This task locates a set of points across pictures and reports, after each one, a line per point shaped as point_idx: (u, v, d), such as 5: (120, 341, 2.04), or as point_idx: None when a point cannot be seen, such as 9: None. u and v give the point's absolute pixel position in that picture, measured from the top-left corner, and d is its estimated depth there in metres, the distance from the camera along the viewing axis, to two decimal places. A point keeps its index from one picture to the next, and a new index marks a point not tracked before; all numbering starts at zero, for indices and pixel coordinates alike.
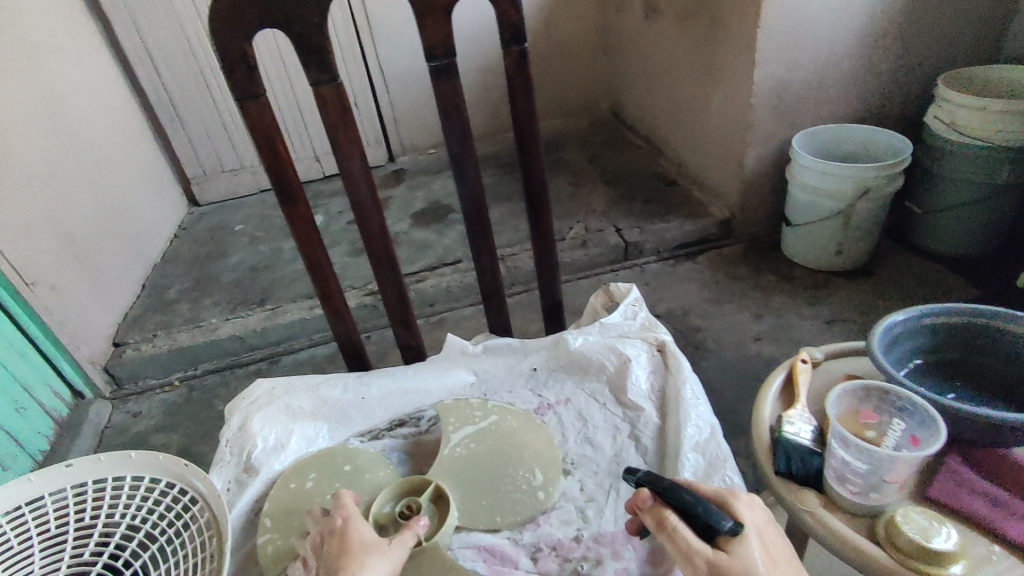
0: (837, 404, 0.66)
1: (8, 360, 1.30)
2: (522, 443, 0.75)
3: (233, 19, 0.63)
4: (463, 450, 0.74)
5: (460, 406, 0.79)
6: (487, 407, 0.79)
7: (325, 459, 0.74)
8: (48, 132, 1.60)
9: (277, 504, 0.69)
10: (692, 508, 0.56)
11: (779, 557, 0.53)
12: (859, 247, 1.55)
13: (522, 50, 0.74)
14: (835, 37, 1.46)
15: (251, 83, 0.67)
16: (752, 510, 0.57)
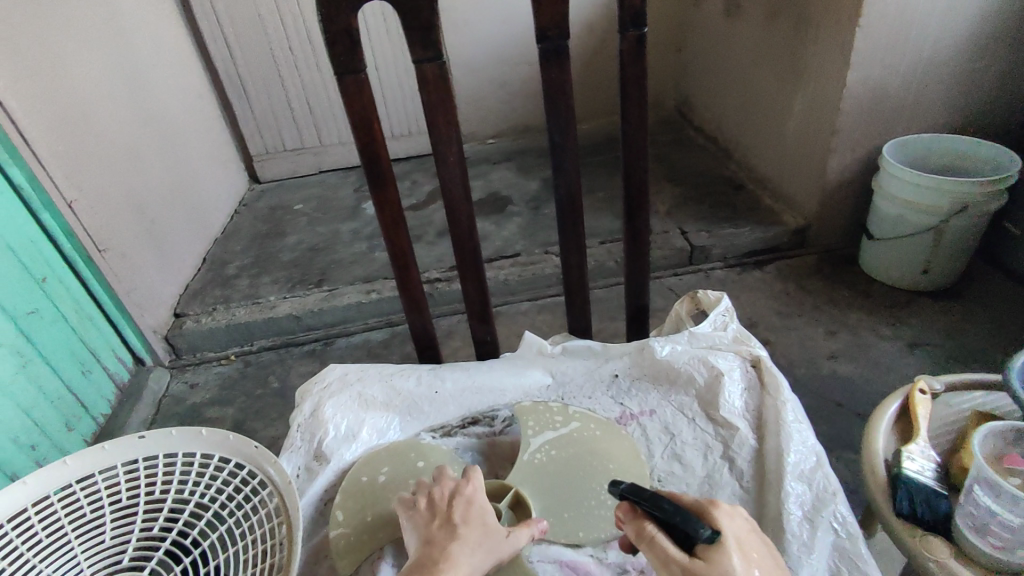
0: (979, 446, 0.60)
1: (78, 323, 1.34)
2: (609, 454, 0.71)
3: None
4: (543, 457, 0.71)
5: (539, 410, 0.76)
6: (569, 413, 0.76)
7: (398, 454, 0.73)
8: (126, 103, 1.63)
9: (351, 497, 0.69)
10: (669, 519, 0.51)
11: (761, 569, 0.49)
12: (951, 267, 1.44)
13: (639, 36, 0.70)
14: (942, 40, 1.36)
15: (352, 57, 0.64)
16: (731, 517, 0.53)
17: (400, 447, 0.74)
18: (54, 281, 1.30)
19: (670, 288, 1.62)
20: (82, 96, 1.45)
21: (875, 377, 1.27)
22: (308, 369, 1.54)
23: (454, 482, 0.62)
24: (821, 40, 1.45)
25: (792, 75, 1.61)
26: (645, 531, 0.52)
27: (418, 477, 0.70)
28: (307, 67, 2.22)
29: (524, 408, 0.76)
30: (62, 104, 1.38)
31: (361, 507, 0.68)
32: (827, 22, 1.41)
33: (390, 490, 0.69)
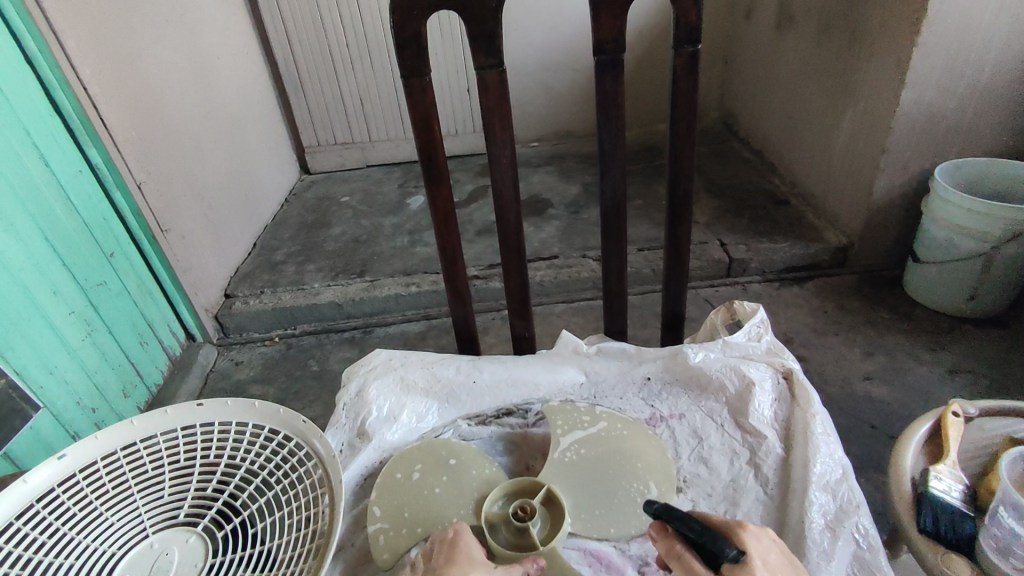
0: (1007, 470, 0.61)
1: (138, 298, 1.42)
2: (637, 454, 0.74)
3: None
4: (574, 455, 0.74)
5: (567, 410, 0.79)
6: (597, 413, 0.79)
7: (432, 445, 0.77)
8: (193, 93, 1.72)
9: (387, 492, 0.72)
10: (698, 540, 0.53)
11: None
12: (1000, 295, 1.41)
13: (693, 51, 0.72)
14: (1003, 63, 1.33)
15: (418, 62, 0.68)
16: (758, 538, 0.54)
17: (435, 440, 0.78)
18: (120, 256, 1.38)
19: (706, 299, 1.62)
20: (155, 85, 1.54)
21: (912, 402, 1.25)
22: (346, 355, 1.60)
23: (439, 535, 0.62)
24: (877, 58, 1.43)
25: (844, 92, 1.60)
26: (675, 549, 0.54)
27: (452, 469, 0.73)
28: (362, 64, 2.29)
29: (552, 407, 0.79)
30: (137, 94, 1.46)
31: (399, 496, 0.71)
32: (883, 41, 1.40)
33: (425, 480, 0.73)
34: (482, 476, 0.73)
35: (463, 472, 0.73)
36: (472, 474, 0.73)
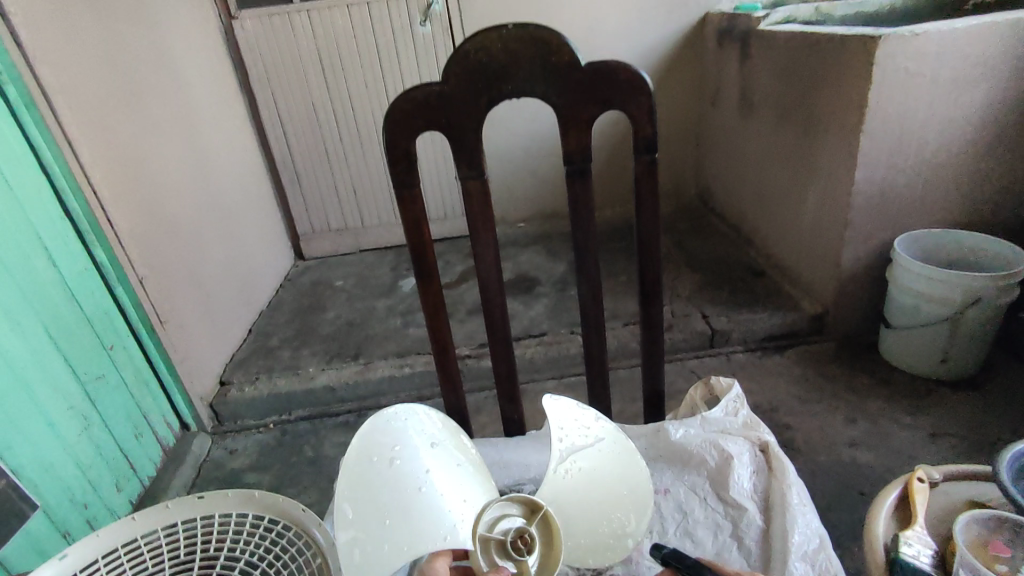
0: (963, 533, 0.64)
1: (135, 390, 1.45)
2: (625, 479, 0.78)
3: (404, 122, 0.74)
4: (575, 472, 0.78)
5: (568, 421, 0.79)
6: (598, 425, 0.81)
7: (416, 423, 0.71)
8: (196, 189, 1.82)
9: (359, 471, 0.62)
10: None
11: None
12: (969, 358, 1.47)
13: (652, 159, 0.80)
14: (943, 144, 1.46)
15: (409, 175, 0.77)
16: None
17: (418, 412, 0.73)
18: (120, 348, 1.41)
19: (691, 370, 1.67)
20: (162, 185, 1.63)
21: (897, 467, 1.28)
22: (340, 439, 1.61)
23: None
24: (831, 142, 1.56)
25: (805, 171, 1.72)
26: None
27: (432, 456, 0.69)
28: (356, 157, 2.43)
29: (551, 403, 0.78)
30: (145, 196, 1.55)
31: (375, 489, 0.62)
32: (834, 127, 1.54)
33: (407, 471, 0.65)
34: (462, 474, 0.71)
35: (447, 466, 0.70)
36: (462, 480, 0.70)
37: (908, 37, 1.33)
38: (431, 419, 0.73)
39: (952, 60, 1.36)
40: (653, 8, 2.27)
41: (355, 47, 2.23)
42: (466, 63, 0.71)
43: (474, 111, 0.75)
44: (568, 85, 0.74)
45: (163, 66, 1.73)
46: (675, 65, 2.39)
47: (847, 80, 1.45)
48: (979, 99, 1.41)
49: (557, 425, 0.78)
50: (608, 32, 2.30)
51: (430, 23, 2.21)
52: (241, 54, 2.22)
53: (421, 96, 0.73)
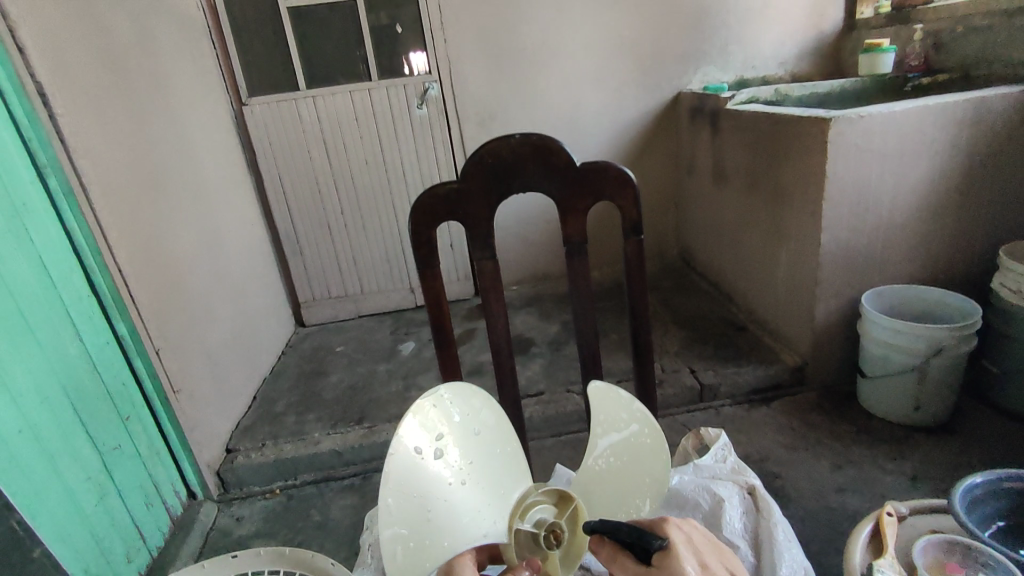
0: (922, 554, 0.77)
1: (148, 458, 1.48)
2: (648, 469, 0.79)
3: (426, 212, 0.87)
4: (605, 464, 0.80)
5: (607, 412, 0.80)
6: (634, 413, 0.80)
7: (458, 407, 0.69)
8: (207, 263, 1.92)
9: (407, 461, 0.61)
10: (630, 538, 0.60)
11: (709, 565, 0.58)
12: (939, 403, 1.57)
13: (638, 239, 0.95)
14: (896, 208, 1.62)
15: (430, 258, 0.90)
16: (679, 528, 0.62)
17: (460, 391, 0.70)
18: (135, 420, 1.45)
19: (683, 424, 1.75)
20: (178, 260, 1.73)
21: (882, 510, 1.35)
22: (347, 502, 1.65)
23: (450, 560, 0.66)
24: (797, 208, 1.72)
25: (776, 234, 1.87)
26: (614, 554, 0.61)
27: (467, 444, 0.68)
28: (356, 228, 2.56)
29: (595, 388, 0.79)
30: (164, 272, 1.64)
31: (419, 484, 0.62)
32: (799, 195, 1.70)
33: (444, 463, 0.65)
34: (492, 465, 0.71)
35: (484, 453, 0.70)
36: (496, 469, 0.71)
37: (855, 119, 1.51)
38: (474, 399, 0.71)
39: (896, 137, 1.54)
40: (629, 89, 2.49)
41: (356, 128, 2.41)
42: (482, 165, 0.87)
43: (486, 201, 0.88)
44: (567, 182, 0.90)
45: (180, 151, 1.86)
46: (652, 139, 2.59)
47: (806, 155, 1.63)
48: (923, 169, 1.58)
49: (598, 411, 0.80)
50: (590, 111, 2.51)
51: (426, 106, 2.40)
52: (250, 136, 2.39)
53: (444, 192, 0.87)
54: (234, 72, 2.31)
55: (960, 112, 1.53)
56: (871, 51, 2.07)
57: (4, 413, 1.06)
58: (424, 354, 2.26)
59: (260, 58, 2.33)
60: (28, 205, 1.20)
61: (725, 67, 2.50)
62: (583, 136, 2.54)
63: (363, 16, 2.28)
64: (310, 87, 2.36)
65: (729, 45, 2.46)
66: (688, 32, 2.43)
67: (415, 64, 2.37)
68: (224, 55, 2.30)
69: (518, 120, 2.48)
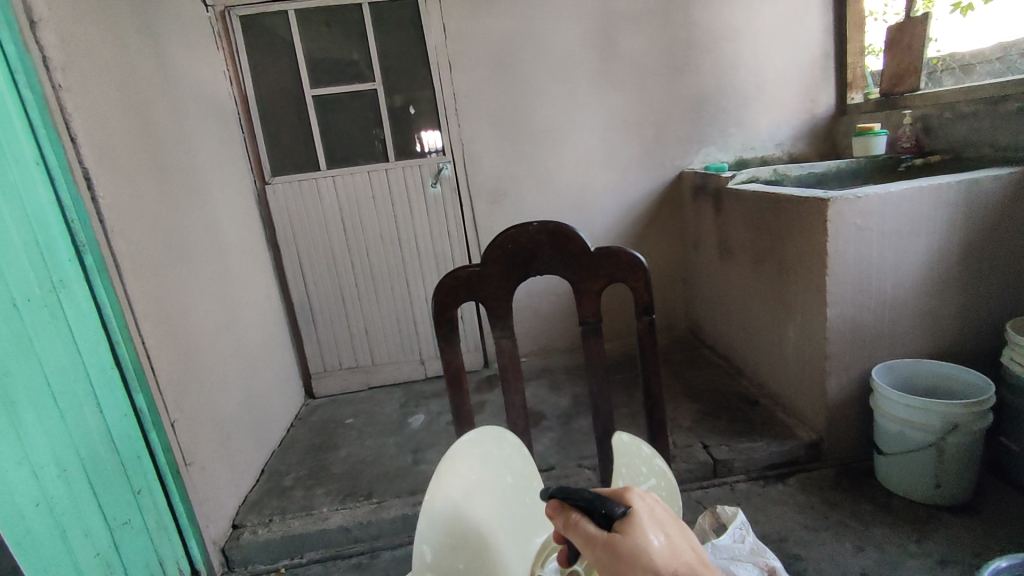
0: None
1: (155, 534, 1.45)
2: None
3: (449, 296, 0.94)
4: None
5: (630, 460, 0.82)
6: (656, 470, 0.80)
7: (486, 451, 0.76)
8: (224, 335, 1.96)
9: (441, 510, 0.67)
10: (591, 502, 0.52)
11: (676, 538, 0.49)
12: (960, 482, 1.54)
13: (651, 319, 0.99)
14: (899, 284, 1.66)
15: (452, 335, 0.96)
16: (643, 499, 0.53)
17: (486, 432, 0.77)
18: (146, 493, 1.44)
19: (698, 501, 1.72)
20: (198, 333, 1.77)
21: None
22: None
23: None
24: (802, 284, 1.76)
25: (783, 308, 1.90)
26: (572, 518, 0.53)
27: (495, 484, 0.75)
28: (369, 301, 2.62)
29: (620, 438, 0.83)
30: (184, 345, 1.68)
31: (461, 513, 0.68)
32: (802, 271, 1.75)
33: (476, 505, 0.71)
34: (520, 507, 0.79)
35: (511, 493, 0.78)
36: (519, 513, 0.79)
37: (853, 200, 1.58)
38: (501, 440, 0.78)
39: (894, 216, 1.60)
40: (634, 168, 2.61)
41: (373, 205, 2.51)
42: (502, 251, 0.94)
43: (503, 285, 0.95)
44: (581, 266, 0.95)
45: (206, 225, 1.95)
46: (656, 215, 2.68)
47: (807, 233, 1.69)
48: (923, 246, 1.63)
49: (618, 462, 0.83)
50: (596, 189, 2.61)
51: (441, 185, 2.52)
52: (272, 213, 2.49)
53: (465, 275, 0.94)
54: (259, 154, 2.45)
55: (954, 192, 1.59)
56: (865, 134, 2.21)
57: (23, 487, 1.07)
58: (434, 427, 2.25)
59: (284, 141, 2.47)
60: (64, 281, 1.26)
61: (725, 148, 2.62)
62: (590, 212, 2.63)
63: (383, 103, 2.44)
64: (331, 167, 2.49)
65: (728, 128, 2.60)
66: (689, 116, 2.57)
67: (429, 144, 2.51)
68: (251, 139, 2.44)
69: (528, 197, 2.59)
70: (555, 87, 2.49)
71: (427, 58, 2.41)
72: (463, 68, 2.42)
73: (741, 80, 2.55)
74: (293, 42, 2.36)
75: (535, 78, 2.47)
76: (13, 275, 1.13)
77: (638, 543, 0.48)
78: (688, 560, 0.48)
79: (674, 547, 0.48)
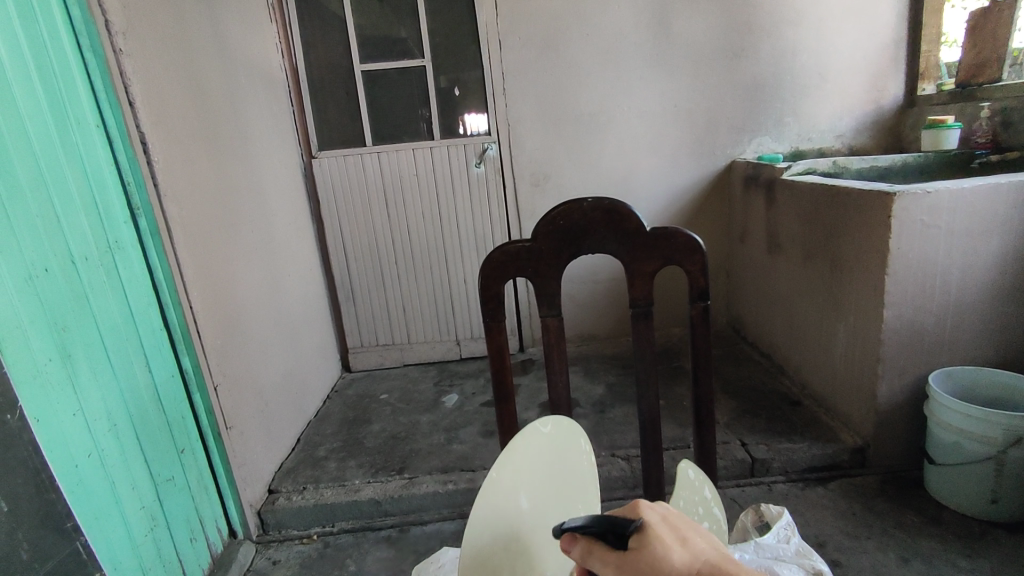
0: None
1: (196, 492, 1.49)
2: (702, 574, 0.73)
3: (496, 273, 0.93)
4: None
5: (689, 497, 0.77)
6: (713, 518, 0.76)
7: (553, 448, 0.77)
8: (267, 304, 1.99)
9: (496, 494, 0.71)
10: (602, 524, 0.48)
11: (693, 540, 0.48)
12: (1020, 500, 1.45)
13: (704, 305, 0.95)
14: (964, 287, 1.56)
15: (497, 312, 0.95)
16: (652, 507, 0.50)
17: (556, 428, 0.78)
18: (189, 453, 1.47)
19: (733, 499, 1.67)
20: (243, 301, 1.81)
21: None
22: (382, 554, 1.63)
23: None
24: (857, 282, 1.69)
25: (834, 307, 1.83)
26: (589, 548, 0.48)
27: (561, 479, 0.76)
28: (408, 279, 2.64)
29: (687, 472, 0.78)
30: (229, 311, 1.71)
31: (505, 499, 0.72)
32: (859, 268, 1.66)
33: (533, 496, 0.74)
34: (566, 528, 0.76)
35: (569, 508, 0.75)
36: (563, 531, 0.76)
37: (921, 194, 1.49)
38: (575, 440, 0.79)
39: (965, 213, 1.50)
40: (683, 156, 2.54)
41: (416, 184, 2.51)
42: (554, 227, 0.91)
43: (552, 264, 0.93)
44: (635, 246, 0.92)
45: (253, 196, 1.98)
46: (702, 206, 2.61)
47: (866, 228, 1.61)
48: (994, 247, 1.53)
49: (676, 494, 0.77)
50: (642, 175, 2.55)
51: (484, 165, 2.50)
52: (317, 187, 2.52)
53: (515, 250, 0.92)
54: (307, 128, 2.47)
55: None
56: (935, 126, 2.09)
57: (77, 437, 1.11)
58: (467, 408, 2.25)
59: (331, 116, 2.49)
60: (119, 243, 1.30)
61: (780, 138, 2.52)
62: (635, 198, 2.57)
63: (430, 81, 2.42)
64: (376, 144, 2.50)
65: (785, 118, 2.49)
66: (743, 103, 2.48)
67: (474, 126, 2.49)
68: (300, 113, 2.46)
69: (572, 181, 2.55)
70: (606, 69, 2.43)
71: (477, 36, 2.38)
72: (512, 48, 2.38)
73: (801, 67, 2.43)
74: (345, 17, 2.37)
75: (585, 59, 2.41)
76: (72, 232, 1.16)
77: (665, 556, 0.46)
78: (709, 560, 0.47)
79: (693, 548, 0.47)
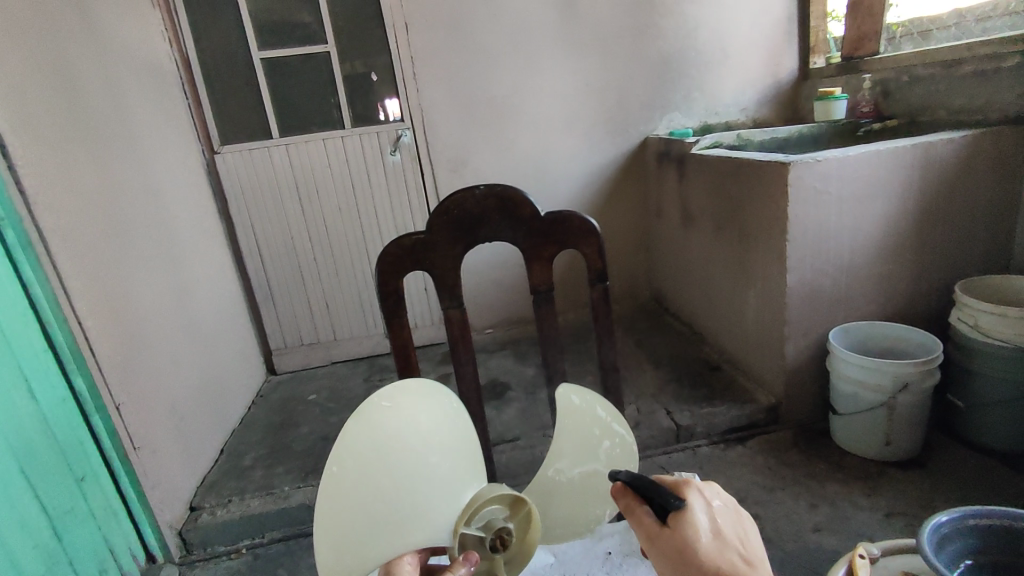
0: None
1: (104, 519, 1.39)
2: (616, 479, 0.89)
3: (396, 267, 0.90)
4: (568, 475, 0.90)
5: (581, 424, 0.89)
6: (604, 428, 0.89)
7: (416, 411, 0.74)
8: (174, 312, 1.87)
9: (360, 446, 0.66)
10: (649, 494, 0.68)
11: (723, 535, 0.66)
12: (908, 439, 1.59)
13: (605, 286, 0.97)
14: (856, 248, 1.67)
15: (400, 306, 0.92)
16: (700, 492, 0.69)
17: (417, 389, 0.75)
18: (91, 479, 1.37)
19: (661, 467, 1.73)
20: (145, 311, 1.69)
21: None
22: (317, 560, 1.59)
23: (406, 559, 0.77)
24: (761, 250, 1.77)
25: (743, 275, 1.92)
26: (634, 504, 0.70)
27: (429, 443, 0.75)
28: (329, 274, 2.55)
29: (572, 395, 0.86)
30: (128, 323, 1.59)
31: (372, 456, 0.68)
32: (763, 235, 1.74)
33: (398, 462, 0.71)
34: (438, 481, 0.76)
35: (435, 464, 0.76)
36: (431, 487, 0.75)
37: (813, 163, 1.57)
38: (440, 397, 0.79)
39: (852, 177, 1.60)
40: (598, 135, 2.57)
41: (329, 175, 2.42)
42: (449, 217, 0.90)
43: (452, 254, 0.91)
44: (533, 231, 0.92)
45: (149, 200, 1.85)
46: (621, 182, 2.66)
47: (767, 198, 1.68)
48: (879, 209, 1.65)
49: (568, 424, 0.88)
50: (560, 156, 2.57)
51: (400, 153, 2.44)
52: (222, 185, 2.38)
53: (411, 243, 0.90)
54: (206, 121, 2.32)
55: (909, 156, 1.61)
56: (826, 98, 2.18)
57: None
58: None
59: (232, 108, 2.35)
60: None
61: (689, 113, 2.59)
62: (554, 179, 2.59)
63: (337, 67, 2.33)
64: (283, 135, 2.38)
65: (692, 93, 2.57)
66: (652, 81, 2.53)
67: (389, 113, 2.42)
68: (196, 105, 2.30)
69: (491, 166, 2.53)
70: (517, 51, 2.41)
71: (382, 20, 2.30)
72: (419, 31, 2.32)
73: (704, 44, 2.51)
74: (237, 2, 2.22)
75: (495, 41, 2.38)
76: None
77: (687, 535, 0.65)
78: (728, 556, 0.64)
79: (718, 542, 0.65)
